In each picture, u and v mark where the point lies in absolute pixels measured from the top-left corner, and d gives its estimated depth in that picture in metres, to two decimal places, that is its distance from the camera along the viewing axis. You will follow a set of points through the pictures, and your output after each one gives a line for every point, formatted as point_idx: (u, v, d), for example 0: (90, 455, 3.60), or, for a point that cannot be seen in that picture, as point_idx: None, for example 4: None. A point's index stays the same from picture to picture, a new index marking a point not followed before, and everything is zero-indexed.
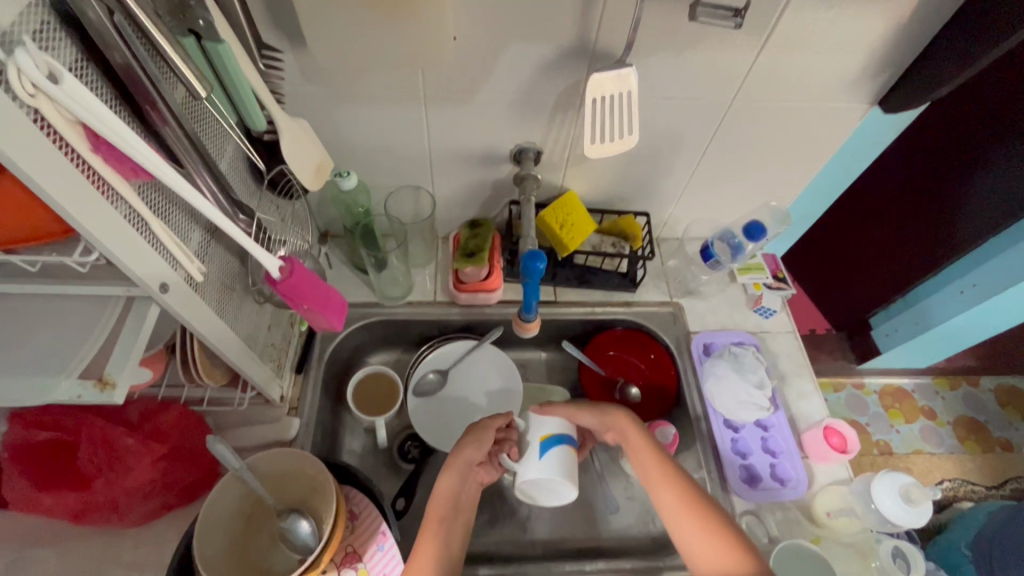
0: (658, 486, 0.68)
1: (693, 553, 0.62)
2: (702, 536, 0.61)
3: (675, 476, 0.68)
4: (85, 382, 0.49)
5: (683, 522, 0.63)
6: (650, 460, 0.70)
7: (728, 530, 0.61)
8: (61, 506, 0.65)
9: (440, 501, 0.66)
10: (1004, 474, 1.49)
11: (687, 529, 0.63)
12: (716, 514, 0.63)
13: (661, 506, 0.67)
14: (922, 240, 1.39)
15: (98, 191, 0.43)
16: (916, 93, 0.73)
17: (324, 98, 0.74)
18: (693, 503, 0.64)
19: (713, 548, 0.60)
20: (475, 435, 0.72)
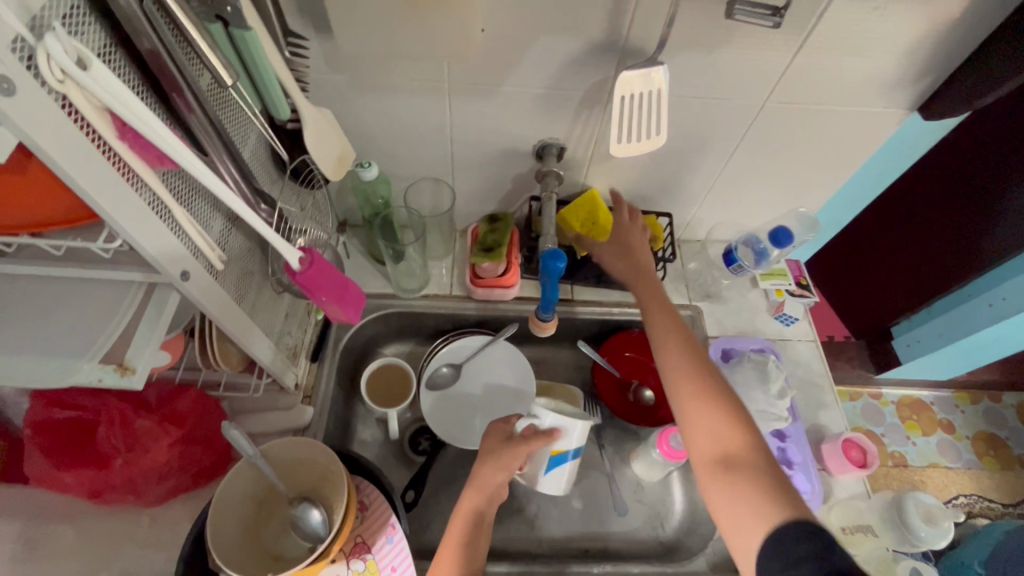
0: (671, 359, 0.69)
1: (689, 416, 0.64)
2: (707, 411, 0.63)
3: (695, 354, 0.69)
4: (106, 365, 0.49)
5: (689, 391, 0.65)
6: (669, 332, 0.72)
7: (733, 405, 0.63)
8: (78, 484, 0.66)
9: (456, 521, 0.67)
10: (1021, 492, 1.46)
11: (692, 399, 0.64)
12: (728, 400, 0.63)
13: (668, 371, 0.69)
14: (955, 250, 1.33)
15: (123, 178, 0.43)
16: (959, 100, 0.70)
17: (348, 87, 0.73)
18: (705, 377, 0.66)
19: (713, 419, 0.62)
20: (496, 454, 0.71)
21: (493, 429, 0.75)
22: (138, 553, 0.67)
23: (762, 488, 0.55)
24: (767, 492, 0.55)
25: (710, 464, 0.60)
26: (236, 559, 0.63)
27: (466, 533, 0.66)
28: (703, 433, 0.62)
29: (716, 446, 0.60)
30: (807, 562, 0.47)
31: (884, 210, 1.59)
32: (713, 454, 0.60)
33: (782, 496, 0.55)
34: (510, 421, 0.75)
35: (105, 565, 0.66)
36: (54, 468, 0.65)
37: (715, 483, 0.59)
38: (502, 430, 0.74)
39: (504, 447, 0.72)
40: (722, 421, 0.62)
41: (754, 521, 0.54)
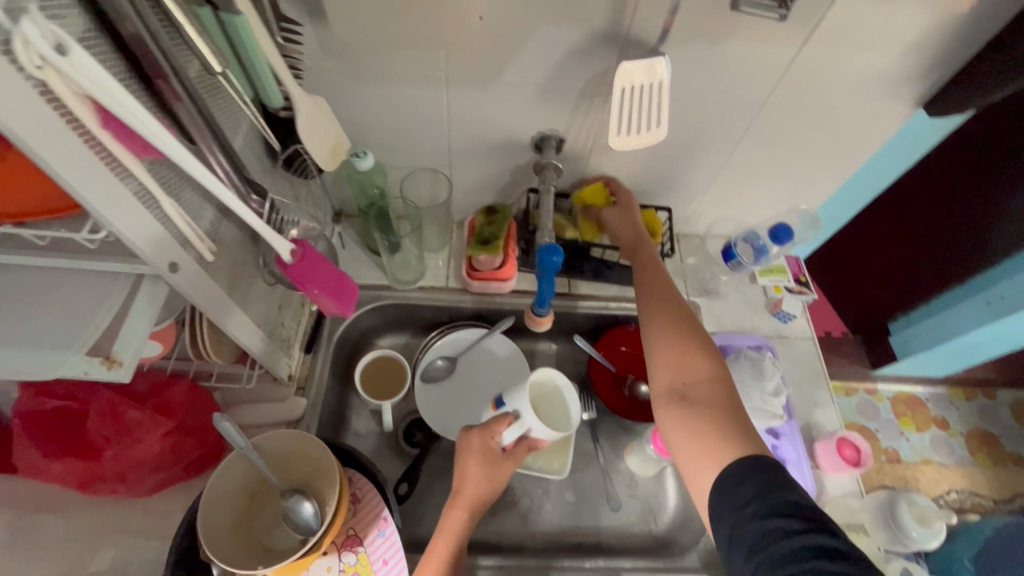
0: (651, 304, 0.71)
1: (656, 353, 0.66)
2: (678, 352, 0.64)
3: (674, 304, 0.70)
4: (92, 359, 0.49)
5: (662, 332, 0.67)
6: (651, 283, 0.74)
7: (702, 345, 0.64)
8: (68, 475, 0.66)
9: (443, 535, 0.67)
10: (1013, 488, 1.47)
11: (663, 340, 0.66)
12: (698, 342, 0.65)
13: (643, 316, 0.70)
14: (957, 248, 1.31)
15: (107, 168, 0.42)
16: (966, 97, 0.69)
17: (343, 74, 0.71)
18: (680, 322, 0.67)
19: (679, 358, 0.63)
20: (489, 470, 0.70)
21: (475, 437, 0.71)
22: (130, 544, 0.67)
23: (719, 421, 0.57)
24: (722, 428, 0.56)
25: (671, 398, 0.61)
26: (229, 552, 0.63)
27: (455, 546, 0.66)
28: (669, 370, 0.63)
29: (680, 383, 0.62)
30: (755, 502, 0.48)
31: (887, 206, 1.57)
32: (676, 389, 0.61)
33: (739, 434, 0.56)
34: (496, 428, 0.70)
35: (98, 555, 0.66)
36: (43, 458, 0.65)
37: (673, 414, 0.60)
38: (486, 442, 0.70)
39: (489, 463, 0.70)
40: (688, 361, 0.63)
41: (706, 453, 0.56)
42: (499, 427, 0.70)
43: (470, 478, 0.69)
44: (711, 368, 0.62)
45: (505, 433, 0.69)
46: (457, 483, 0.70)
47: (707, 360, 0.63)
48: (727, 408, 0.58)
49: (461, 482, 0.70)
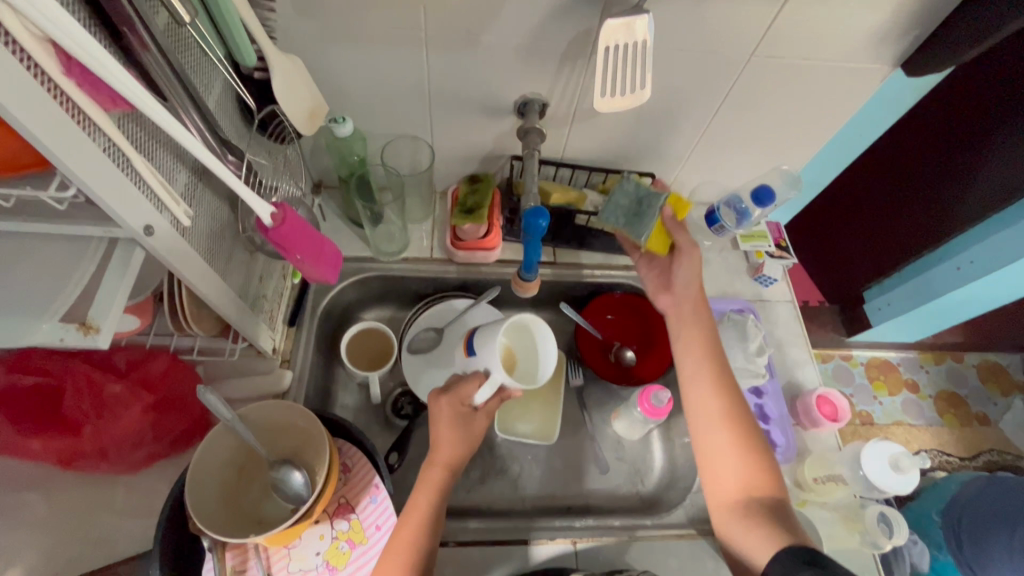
0: (697, 389, 0.72)
1: (710, 454, 0.68)
2: (735, 455, 0.67)
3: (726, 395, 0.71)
4: (67, 325, 0.46)
5: (717, 432, 0.69)
6: (695, 359, 0.74)
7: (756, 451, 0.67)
8: (47, 451, 0.64)
9: (421, 492, 0.67)
10: (978, 446, 1.55)
11: (718, 440, 0.68)
12: (755, 443, 0.68)
13: (693, 407, 0.71)
14: (926, 215, 1.35)
15: (75, 122, 0.40)
16: (942, 55, 0.70)
17: (316, 34, 0.69)
18: (734, 424, 0.69)
19: (734, 462, 0.67)
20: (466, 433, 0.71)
21: (446, 402, 0.71)
22: (115, 520, 0.66)
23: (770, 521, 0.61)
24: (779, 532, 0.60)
25: (736, 503, 0.64)
26: (218, 521, 0.63)
27: (435, 501, 0.66)
28: (728, 475, 0.66)
29: (744, 488, 0.65)
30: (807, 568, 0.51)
31: (857, 176, 1.59)
32: (741, 495, 0.65)
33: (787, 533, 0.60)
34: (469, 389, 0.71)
35: (81, 533, 0.64)
36: (20, 435, 0.63)
37: (731, 514, 0.65)
38: (457, 403, 0.71)
39: (460, 423, 0.71)
40: (743, 466, 0.66)
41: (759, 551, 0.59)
42: (470, 388, 0.71)
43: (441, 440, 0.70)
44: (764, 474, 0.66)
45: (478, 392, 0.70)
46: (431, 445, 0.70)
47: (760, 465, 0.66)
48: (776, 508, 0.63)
49: (437, 443, 0.70)
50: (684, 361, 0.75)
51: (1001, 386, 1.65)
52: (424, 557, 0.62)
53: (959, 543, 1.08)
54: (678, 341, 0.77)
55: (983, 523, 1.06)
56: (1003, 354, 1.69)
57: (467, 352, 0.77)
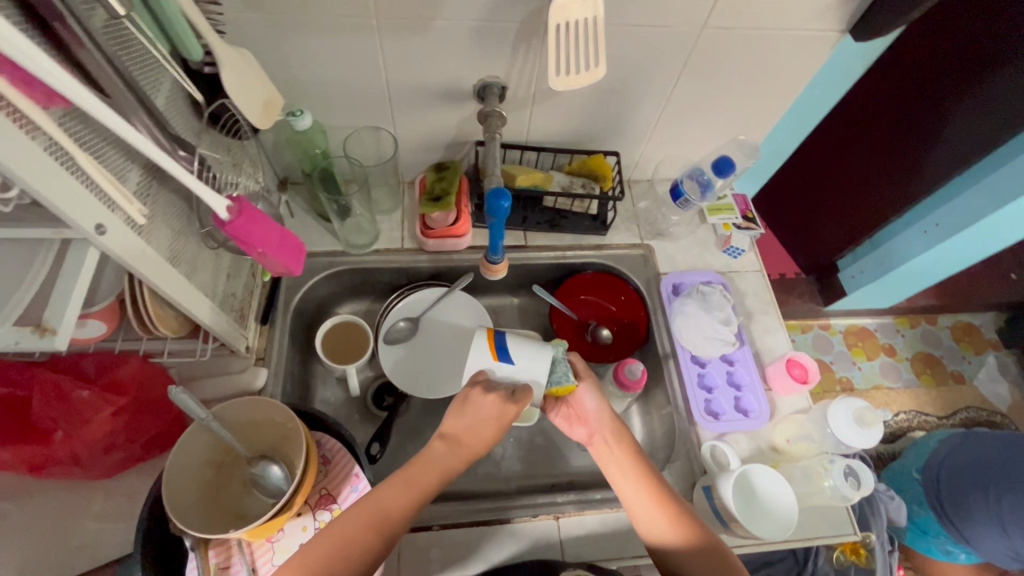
0: (615, 467, 0.67)
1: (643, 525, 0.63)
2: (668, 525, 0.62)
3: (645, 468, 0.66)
4: (22, 328, 0.46)
5: (640, 490, 0.64)
6: (605, 437, 0.69)
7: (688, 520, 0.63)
8: (18, 461, 0.63)
9: (427, 468, 0.63)
10: (954, 405, 1.60)
11: (650, 514, 0.63)
12: (682, 511, 0.63)
13: (615, 479, 0.67)
14: (890, 182, 1.37)
15: (12, 122, 0.39)
16: (889, 18, 0.72)
17: (267, 26, 0.68)
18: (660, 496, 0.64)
19: (671, 535, 0.62)
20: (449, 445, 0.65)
21: (510, 409, 0.65)
22: (93, 526, 0.66)
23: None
24: None
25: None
26: (198, 520, 0.63)
27: (436, 486, 0.63)
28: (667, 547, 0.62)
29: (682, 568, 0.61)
30: None
31: (816, 147, 1.59)
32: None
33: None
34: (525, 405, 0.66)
35: (59, 543, 0.64)
36: None
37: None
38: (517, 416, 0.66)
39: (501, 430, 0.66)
40: (677, 534, 0.62)
41: None
42: (474, 395, 0.66)
43: (474, 428, 0.65)
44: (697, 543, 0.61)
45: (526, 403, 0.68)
46: (457, 433, 0.66)
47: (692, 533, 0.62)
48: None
49: (463, 434, 0.65)
50: (605, 447, 0.69)
51: (975, 345, 1.70)
52: (385, 543, 0.58)
53: (940, 500, 1.12)
54: (596, 441, 0.70)
55: (962, 485, 1.09)
56: (974, 314, 1.74)
57: (496, 355, 0.70)
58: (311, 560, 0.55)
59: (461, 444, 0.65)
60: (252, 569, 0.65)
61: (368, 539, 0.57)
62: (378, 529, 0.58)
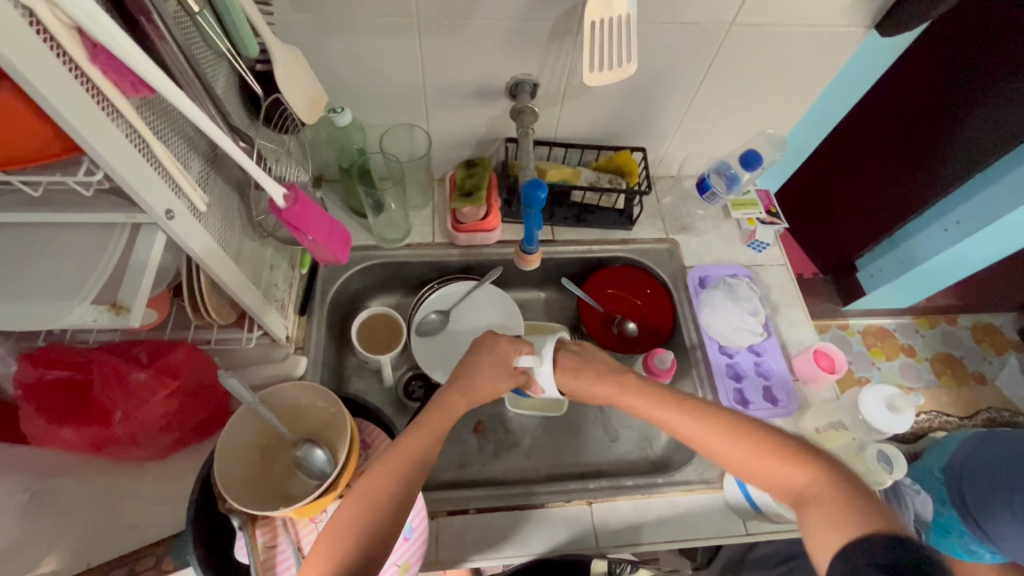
0: (670, 414, 0.68)
1: (763, 475, 0.62)
2: (752, 449, 0.63)
3: (734, 423, 0.65)
4: (98, 307, 0.49)
5: (702, 426, 0.66)
6: (640, 392, 0.71)
7: (808, 457, 0.62)
8: (81, 439, 0.66)
9: (435, 413, 0.66)
10: (976, 406, 1.59)
11: (730, 443, 0.64)
12: (761, 433, 0.64)
13: (671, 424, 0.68)
14: (910, 179, 1.37)
15: (101, 108, 0.42)
16: (915, 14, 0.74)
17: (313, 25, 0.71)
18: (745, 432, 0.64)
19: (760, 456, 0.63)
20: (456, 390, 0.69)
21: (506, 345, 0.72)
22: (144, 506, 0.68)
23: (852, 521, 0.54)
24: (841, 509, 0.55)
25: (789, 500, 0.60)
26: (247, 497, 0.66)
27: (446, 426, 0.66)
28: (763, 468, 0.62)
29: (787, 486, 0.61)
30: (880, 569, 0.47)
31: (834, 147, 1.60)
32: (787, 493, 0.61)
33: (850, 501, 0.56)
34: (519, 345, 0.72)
35: (112, 521, 0.66)
36: (54, 424, 0.65)
37: (811, 526, 0.56)
38: (511, 355, 0.72)
39: (498, 369, 0.71)
40: (764, 454, 0.62)
41: (825, 532, 0.55)
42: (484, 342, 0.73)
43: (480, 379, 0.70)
44: (834, 479, 0.59)
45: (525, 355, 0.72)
46: (463, 371, 0.70)
47: (819, 470, 0.60)
48: (867, 506, 0.55)
49: (469, 374, 0.70)
50: (651, 398, 0.70)
51: (996, 345, 1.69)
52: (409, 484, 0.60)
53: (963, 498, 1.12)
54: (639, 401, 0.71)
55: (987, 486, 1.09)
56: (994, 314, 1.73)
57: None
58: (347, 515, 0.57)
59: (463, 379, 0.70)
60: (298, 548, 0.67)
61: (390, 481, 0.60)
62: (398, 471, 0.60)
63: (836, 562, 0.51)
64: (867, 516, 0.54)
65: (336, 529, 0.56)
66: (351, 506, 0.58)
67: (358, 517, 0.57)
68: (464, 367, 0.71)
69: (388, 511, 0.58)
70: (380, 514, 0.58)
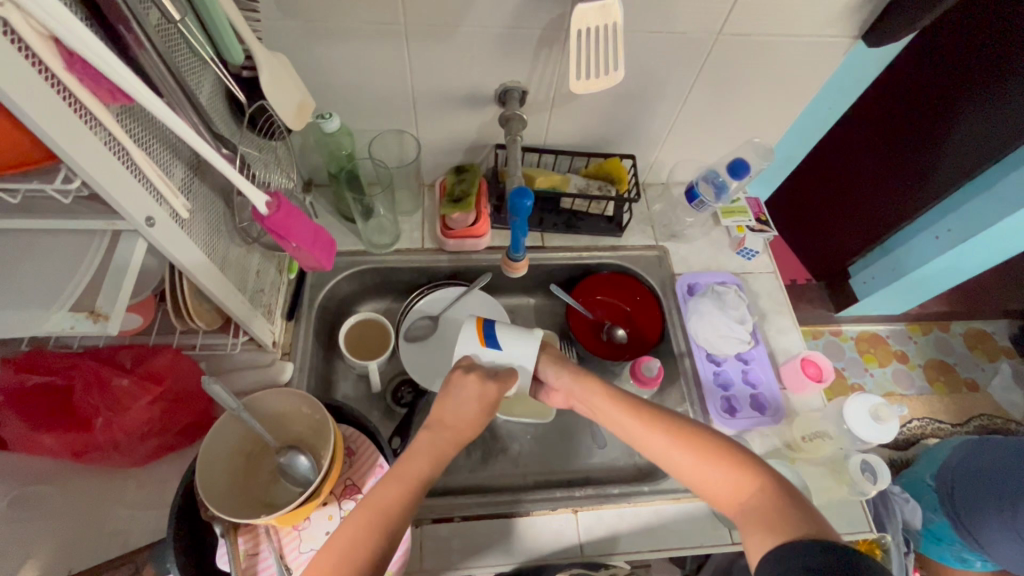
0: (621, 419, 0.67)
1: (707, 482, 0.61)
2: (697, 455, 0.62)
3: (685, 430, 0.64)
4: (77, 313, 0.49)
5: (653, 432, 0.65)
6: (598, 398, 0.70)
7: (753, 464, 0.60)
8: (62, 445, 0.65)
9: (416, 458, 0.62)
10: (968, 413, 1.59)
11: (677, 450, 0.63)
12: (708, 437, 0.63)
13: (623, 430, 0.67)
14: (902, 185, 1.38)
15: (78, 117, 0.42)
16: (902, 24, 0.74)
17: (300, 32, 0.71)
18: (690, 437, 0.63)
19: (704, 463, 0.61)
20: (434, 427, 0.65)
21: (490, 385, 0.66)
22: (127, 512, 0.68)
23: (794, 528, 0.53)
24: (779, 518, 0.54)
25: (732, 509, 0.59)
26: (229, 505, 0.66)
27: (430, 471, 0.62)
28: (705, 476, 0.61)
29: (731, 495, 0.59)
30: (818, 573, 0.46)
31: (832, 151, 1.60)
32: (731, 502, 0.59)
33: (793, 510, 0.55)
34: (504, 381, 0.67)
35: (95, 528, 0.66)
36: (33, 430, 0.64)
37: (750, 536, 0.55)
38: (498, 395, 0.66)
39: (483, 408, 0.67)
40: (709, 461, 0.61)
41: (764, 535, 0.54)
42: (462, 384, 0.66)
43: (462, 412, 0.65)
44: (776, 488, 0.58)
45: (510, 385, 0.69)
46: (444, 416, 0.66)
47: (763, 477, 0.59)
48: (804, 517, 0.54)
49: (449, 414, 0.65)
50: (609, 406, 0.69)
51: (988, 352, 1.69)
52: (389, 532, 0.57)
53: (954, 507, 1.12)
54: (598, 407, 0.70)
55: (976, 494, 1.08)
56: (987, 321, 1.74)
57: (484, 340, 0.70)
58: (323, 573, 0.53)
59: (445, 424, 0.65)
60: (281, 556, 0.66)
61: (370, 537, 0.56)
62: (380, 524, 0.57)
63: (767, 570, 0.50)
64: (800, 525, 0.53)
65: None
66: (327, 559, 0.54)
67: (331, 561, 0.54)
68: (443, 410, 0.66)
69: (366, 566, 0.54)
70: (357, 572, 0.53)
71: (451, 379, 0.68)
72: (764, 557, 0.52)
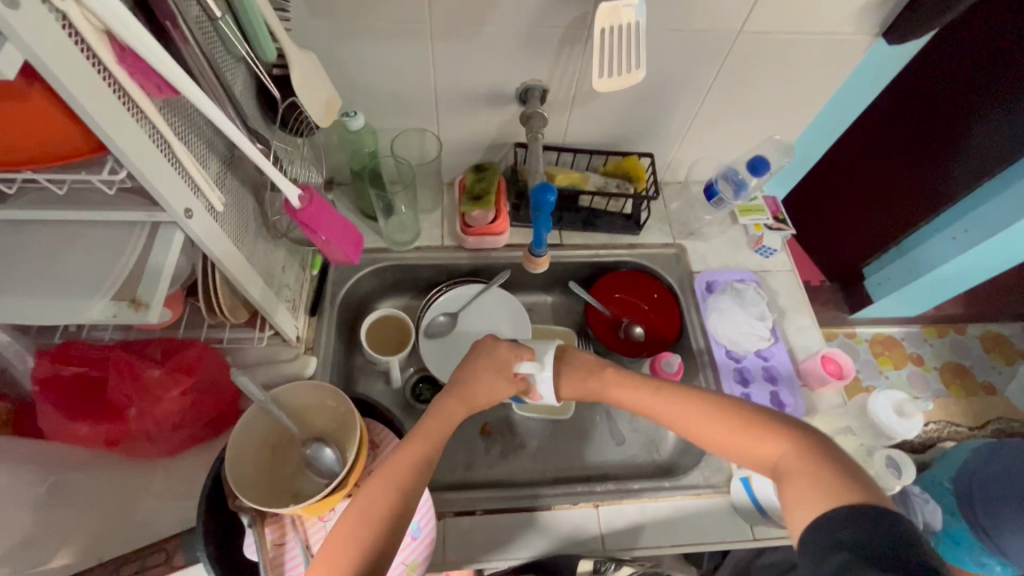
0: (647, 399, 0.69)
1: (739, 447, 0.62)
2: (729, 426, 0.63)
3: (704, 400, 0.66)
4: (120, 302, 0.50)
5: (682, 410, 0.66)
6: (617, 385, 0.71)
7: (780, 427, 0.61)
8: (95, 435, 0.67)
9: (430, 422, 0.65)
10: (986, 416, 1.57)
11: (709, 423, 0.64)
12: (736, 409, 0.64)
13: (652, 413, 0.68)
14: (918, 186, 1.37)
15: (125, 108, 0.43)
16: (923, 22, 0.74)
17: (329, 31, 0.73)
18: (720, 411, 0.64)
19: (737, 435, 0.62)
20: (455, 398, 0.67)
21: (502, 349, 0.70)
22: (157, 502, 0.69)
23: (834, 488, 0.53)
24: (818, 480, 0.55)
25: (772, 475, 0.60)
26: (257, 494, 0.67)
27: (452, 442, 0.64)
28: (740, 446, 0.62)
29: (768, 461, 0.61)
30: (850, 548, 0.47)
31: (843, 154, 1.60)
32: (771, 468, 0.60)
33: (833, 470, 0.55)
34: (519, 351, 0.70)
35: (125, 517, 0.67)
36: (68, 420, 0.66)
37: (788, 498, 0.56)
38: (511, 363, 0.70)
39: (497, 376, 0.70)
40: (743, 432, 0.62)
41: (803, 501, 0.54)
42: (489, 344, 0.71)
43: (485, 384, 0.69)
44: (810, 449, 0.58)
45: (526, 362, 0.70)
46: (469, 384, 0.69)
47: (794, 441, 0.60)
48: (840, 475, 0.54)
49: (467, 382, 0.68)
50: (633, 392, 0.70)
51: (1005, 355, 1.67)
52: (409, 497, 0.59)
53: (973, 509, 1.10)
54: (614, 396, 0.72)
55: (1001, 496, 1.08)
56: (1004, 323, 1.72)
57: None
58: (346, 538, 0.56)
59: (464, 390, 0.68)
60: (306, 546, 0.67)
61: (387, 495, 0.58)
62: (398, 482, 0.59)
63: (804, 545, 0.51)
64: (837, 481, 0.54)
65: (337, 560, 0.54)
66: (351, 520, 0.57)
67: (355, 531, 0.56)
68: (461, 377, 0.69)
69: (387, 528, 0.57)
70: (374, 530, 0.56)
71: (474, 350, 0.71)
72: (808, 520, 0.52)
